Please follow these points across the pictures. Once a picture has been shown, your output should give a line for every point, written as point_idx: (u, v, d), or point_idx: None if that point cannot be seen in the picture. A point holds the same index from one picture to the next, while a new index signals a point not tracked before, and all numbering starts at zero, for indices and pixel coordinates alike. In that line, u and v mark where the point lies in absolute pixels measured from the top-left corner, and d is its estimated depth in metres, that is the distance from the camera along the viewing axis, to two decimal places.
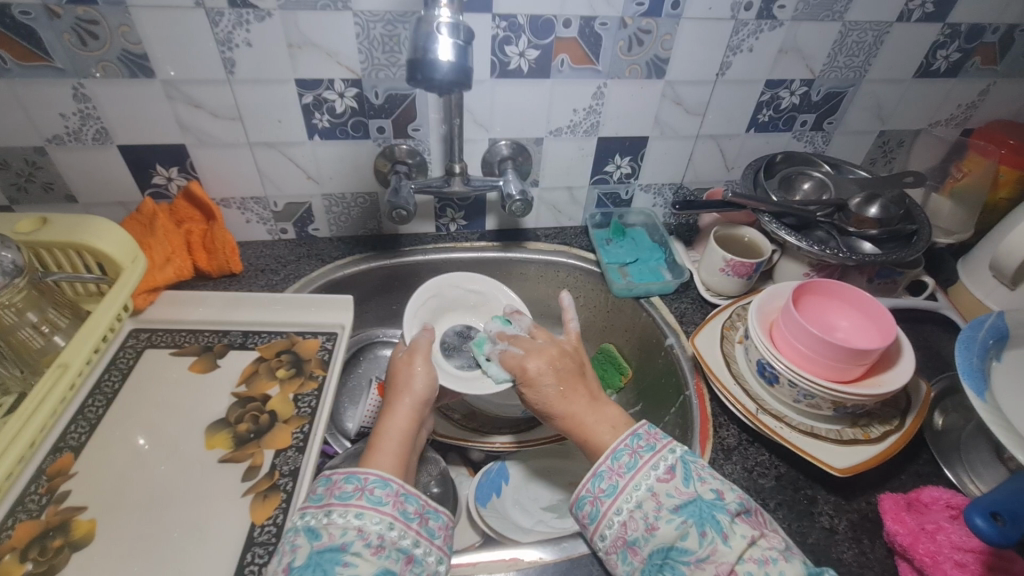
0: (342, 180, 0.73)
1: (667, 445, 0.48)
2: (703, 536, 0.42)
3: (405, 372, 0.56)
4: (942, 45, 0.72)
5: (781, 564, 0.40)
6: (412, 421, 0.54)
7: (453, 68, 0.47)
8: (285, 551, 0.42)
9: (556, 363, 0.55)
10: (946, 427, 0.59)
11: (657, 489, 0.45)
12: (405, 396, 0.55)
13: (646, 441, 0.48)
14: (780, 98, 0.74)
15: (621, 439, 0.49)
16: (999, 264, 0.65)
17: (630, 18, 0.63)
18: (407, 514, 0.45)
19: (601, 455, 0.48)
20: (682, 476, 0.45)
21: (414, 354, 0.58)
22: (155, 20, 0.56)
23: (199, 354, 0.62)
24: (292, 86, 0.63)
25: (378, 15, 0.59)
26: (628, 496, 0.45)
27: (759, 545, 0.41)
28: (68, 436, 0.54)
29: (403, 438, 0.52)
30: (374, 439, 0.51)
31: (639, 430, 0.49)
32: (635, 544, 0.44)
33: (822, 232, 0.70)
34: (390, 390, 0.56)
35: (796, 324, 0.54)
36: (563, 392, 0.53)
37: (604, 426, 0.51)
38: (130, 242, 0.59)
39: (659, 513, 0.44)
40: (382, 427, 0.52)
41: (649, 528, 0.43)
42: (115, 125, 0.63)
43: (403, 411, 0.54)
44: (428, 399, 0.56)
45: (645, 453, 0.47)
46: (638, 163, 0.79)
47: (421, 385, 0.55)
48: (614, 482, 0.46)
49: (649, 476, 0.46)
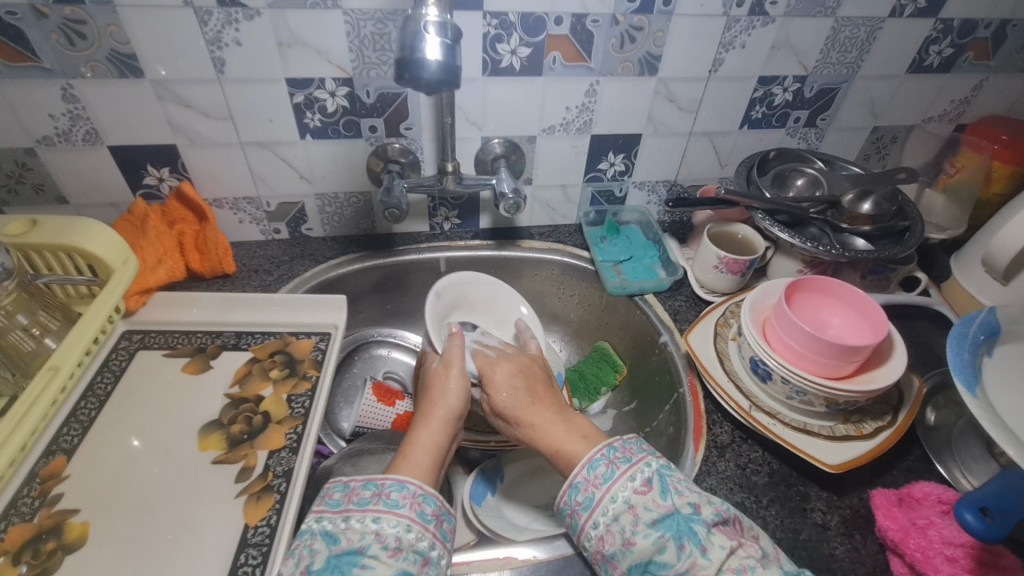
0: (334, 180, 0.73)
1: (641, 459, 0.48)
2: (681, 549, 0.42)
3: (443, 383, 0.56)
4: (935, 40, 0.72)
5: (760, 572, 0.41)
6: (447, 434, 0.53)
7: (441, 67, 0.47)
8: (302, 555, 0.42)
9: (522, 373, 0.57)
10: (938, 423, 0.59)
11: (634, 501, 0.45)
12: (439, 409, 0.54)
13: (621, 454, 0.48)
14: (773, 94, 0.74)
15: (597, 449, 0.49)
16: (991, 260, 0.65)
17: (622, 15, 0.63)
18: (425, 516, 0.45)
19: (577, 465, 0.48)
20: (659, 489, 0.45)
21: (450, 365, 0.57)
22: (144, 20, 0.55)
23: (192, 355, 0.62)
24: (283, 85, 0.62)
25: (369, 14, 0.58)
26: (604, 509, 0.45)
27: (738, 555, 0.42)
28: (60, 439, 0.53)
29: (436, 452, 0.51)
30: (403, 450, 0.51)
31: (613, 442, 0.49)
32: (614, 558, 0.44)
33: (815, 228, 0.70)
34: (425, 402, 0.55)
35: (789, 321, 0.54)
36: (531, 398, 0.55)
37: (575, 436, 0.51)
38: (121, 243, 0.59)
39: (636, 527, 0.44)
40: (416, 438, 0.51)
41: (626, 542, 0.43)
42: (105, 126, 0.62)
43: (437, 423, 0.53)
44: (462, 413, 0.55)
45: (621, 464, 0.47)
46: (632, 160, 0.79)
47: (456, 398, 0.54)
48: (590, 495, 0.46)
49: (625, 488, 0.46)
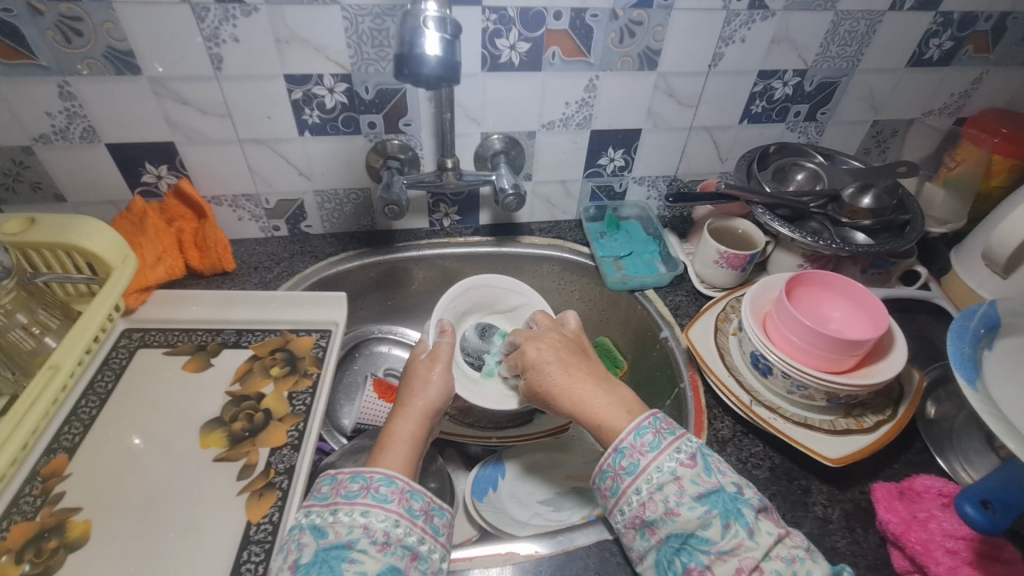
0: (333, 177, 0.72)
1: (686, 433, 0.48)
2: (727, 528, 0.42)
3: (423, 376, 0.56)
4: (935, 33, 0.71)
5: (808, 563, 0.41)
6: (422, 426, 0.53)
7: (440, 63, 0.47)
8: (291, 549, 0.42)
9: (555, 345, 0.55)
10: (938, 416, 0.60)
11: (681, 473, 0.45)
12: (419, 401, 0.54)
13: (666, 425, 0.48)
14: (773, 88, 0.74)
15: (644, 417, 0.48)
16: (991, 253, 0.65)
17: (621, 10, 0.63)
18: (412, 512, 0.44)
19: (623, 430, 0.48)
20: (703, 466, 0.45)
21: (434, 359, 0.57)
22: (140, 16, 0.55)
23: (192, 353, 0.62)
24: (281, 82, 0.62)
25: (366, 9, 0.58)
26: (648, 477, 0.45)
27: (785, 543, 0.42)
28: (60, 438, 0.53)
29: (413, 443, 0.51)
30: (381, 441, 0.51)
31: (659, 413, 0.49)
32: (653, 525, 0.44)
33: (815, 223, 0.70)
34: (406, 392, 0.55)
35: (789, 316, 0.54)
36: (565, 370, 0.52)
37: (618, 411, 0.49)
38: (120, 241, 0.58)
39: (681, 499, 0.43)
40: (393, 429, 0.51)
41: (670, 511, 0.43)
42: (102, 123, 0.62)
43: (413, 415, 0.53)
44: (440, 408, 0.55)
45: (668, 435, 0.47)
46: (631, 155, 0.79)
47: (434, 391, 0.55)
48: (635, 461, 0.46)
49: (672, 459, 0.45)
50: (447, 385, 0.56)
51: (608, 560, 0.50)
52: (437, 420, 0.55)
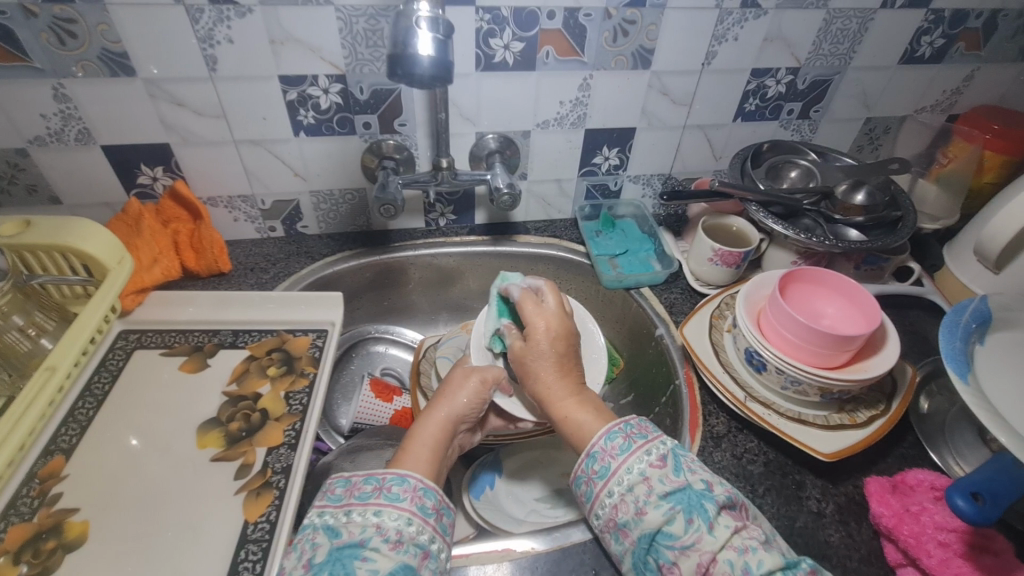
0: (329, 177, 0.73)
1: (659, 436, 0.48)
2: (689, 523, 0.42)
3: (458, 382, 0.56)
4: (926, 31, 0.72)
5: (760, 553, 0.41)
6: (445, 434, 0.53)
7: (432, 63, 0.47)
8: (304, 549, 0.42)
9: (564, 337, 0.56)
10: (931, 411, 0.60)
11: (649, 474, 0.45)
12: (445, 406, 0.54)
13: (638, 429, 0.49)
14: (766, 86, 0.74)
15: (615, 422, 0.49)
16: (983, 249, 0.66)
17: (614, 9, 0.63)
18: (426, 510, 0.45)
19: (595, 434, 0.49)
20: (673, 466, 0.46)
21: (474, 369, 0.57)
22: (135, 18, 0.55)
23: (189, 354, 0.62)
24: (276, 83, 0.62)
25: (361, 10, 0.58)
26: (619, 479, 0.46)
27: (742, 535, 0.42)
28: (58, 439, 0.53)
29: (435, 447, 0.51)
30: (404, 443, 0.51)
31: (632, 418, 0.50)
32: (626, 526, 0.45)
33: (808, 220, 0.71)
34: (436, 398, 0.55)
35: (783, 312, 0.54)
36: (561, 368, 0.54)
37: (588, 407, 0.52)
38: (116, 243, 0.58)
39: (649, 498, 0.44)
40: (416, 434, 0.52)
41: (638, 511, 0.44)
42: (98, 125, 0.62)
43: (439, 420, 0.53)
44: (466, 419, 0.54)
45: (639, 438, 0.48)
46: (626, 154, 0.79)
47: (462, 400, 0.54)
48: (606, 465, 0.47)
49: (641, 460, 0.46)
50: (478, 399, 0.55)
51: (604, 555, 0.50)
52: (460, 430, 0.55)
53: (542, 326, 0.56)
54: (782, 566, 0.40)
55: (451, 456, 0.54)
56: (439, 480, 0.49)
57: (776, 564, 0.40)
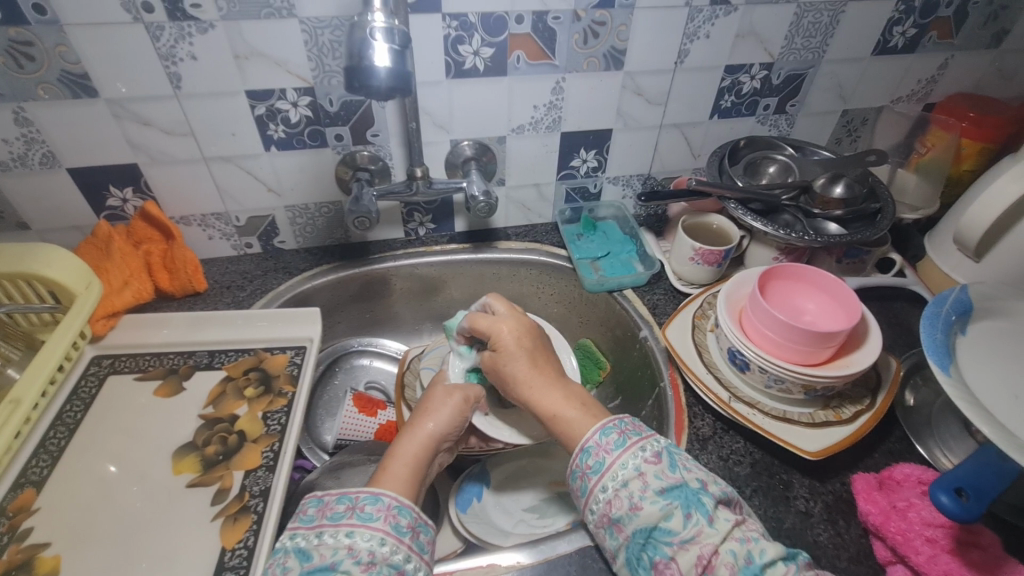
0: (303, 191, 0.72)
1: (653, 433, 0.48)
2: (688, 518, 0.42)
3: (439, 402, 0.55)
4: (897, 21, 0.72)
5: (762, 542, 0.41)
6: (427, 450, 0.51)
7: (390, 74, 0.46)
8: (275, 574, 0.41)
9: (528, 334, 0.56)
10: (917, 404, 0.60)
11: (645, 470, 0.44)
12: (429, 422, 0.53)
13: (632, 426, 0.48)
14: (740, 83, 0.74)
15: (609, 419, 0.49)
16: (962, 237, 0.65)
17: (583, 11, 0.62)
18: (400, 529, 0.43)
19: (589, 430, 0.48)
20: (668, 462, 0.45)
21: (457, 387, 0.57)
22: (94, 38, 0.54)
23: (164, 377, 0.61)
24: (243, 98, 0.61)
25: (325, 21, 0.57)
26: (613, 475, 0.45)
27: (743, 527, 0.42)
28: (28, 472, 0.52)
29: (415, 465, 0.50)
30: (385, 459, 0.50)
31: (624, 416, 0.49)
32: (620, 522, 0.44)
33: (788, 215, 0.70)
34: (419, 412, 0.54)
35: (762, 310, 0.54)
36: (532, 363, 0.54)
37: (573, 402, 0.51)
38: (83, 268, 0.57)
39: (645, 493, 0.43)
40: (397, 450, 0.51)
41: (633, 507, 0.43)
42: (62, 148, 0.61)
43: (421, 436, 0.52)
44: (449, 437, 0.53)
45: (632, 436, 0.47)
46: (604, 155, 0.78)
47: (443, 418, 0.53)
48: (600, 460, 0.46)
49: (636, 456, 0.45)
50: (457, 418, 0.54)
51: (590, 566, 0.50)
52: (442, 449, 0.54)
53: (502, 335, 0.56)
54: (784, 556, 0.40)
55: (432, 475, 0.53)
56: (417, 498, 0.48)
57: (779, 553, 0.40)
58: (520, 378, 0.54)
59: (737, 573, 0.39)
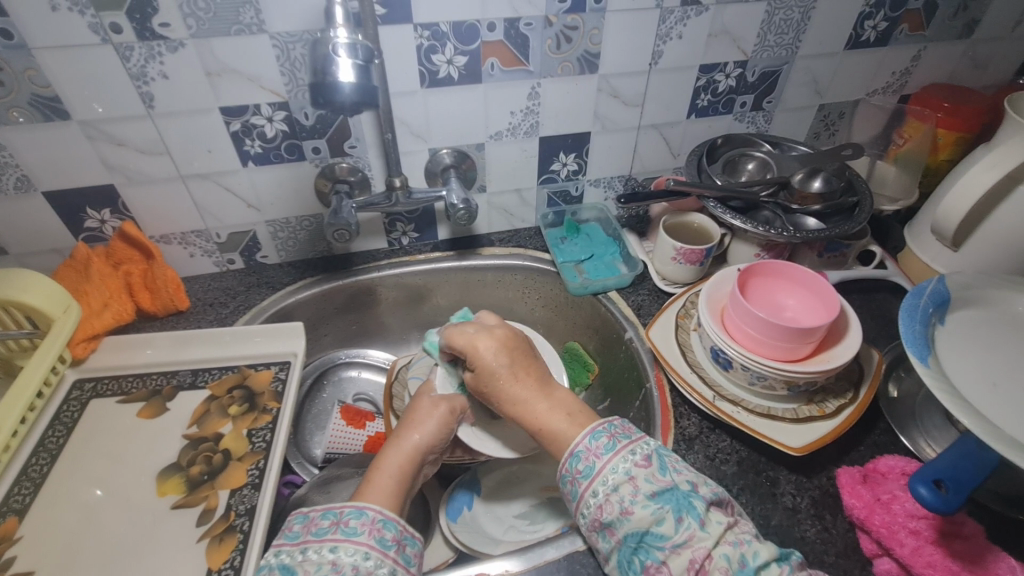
0: (284, 206, 0.71)
1: (641, 437, 0.48)
2: (680, 521, 0.42)
3: (425, 412, 0.55)
4: (868, 15, 0.72)
5: (755, 544, 0.41)
6: (412, 461, 0.51)
7: (355, 88, 0.46)
8: None
9: (504, 347, 0.54)
10: (900, 395, 0.60)
11: (635, 474, 0.44)
12: (415, 433, 0.53)
13: (621, 430, 0.48)
14: (716, 81, 0.74)
15: (598, 423, 0.49)
16: (940, 228, 0.66)
17: (554, 16, 0.63)
18: (384, 542, 0.43)
19: (578, 435, 0.48)
20: (658, 465, 0.45)
21: (443, 399, 0.56)
22: (63, 60, 0.54)
23: (147, 399, 0.61)
24: (217, 115, 0.61)
25: (296, 35, 0.57)
26: (604, 479, 0.45)
27: (735, 530, 0.42)
28: (10, 500, 0.51)
29: (402, 476, 0.50)
30: (370, 468, 0.50)
31: (614, 420, 0.49)
32: (611, 526, 0.44)
33: (767, 211, 0.70)
34: (405, 421, 0.54)
35: (743, 308, 0.54)
36: (516, 379, 0.53)
37: (558, 414, 0.51)
38: (61, 291, 0.57)
39: (636, 497, 0.43)
40: (382, 462, 0.50)
41: (624, 511, 0.43)
42: (36, 171, 0.60)
43: (406, 449, 0.52)
44: (435, 448, 0.54)
45: (622, 439, 0.47)
46: (584, 159, 0.79)
47: (429, 429, 0.53)
48: (590, 464, 0.46)
49: (626, 460, 0.45)
50: (442, 431, 0.54)
51: (578, 571, 0.50)
52: (427, 461, 0.54)
53: (479, 353, 0.53)
54: (776, 556, 0.41)
55: (420, 483, 0.53)
56: (402, 508, 0.48)
57: (771, 553, 0.41)
58: (502, 392, 0.52)
59: None
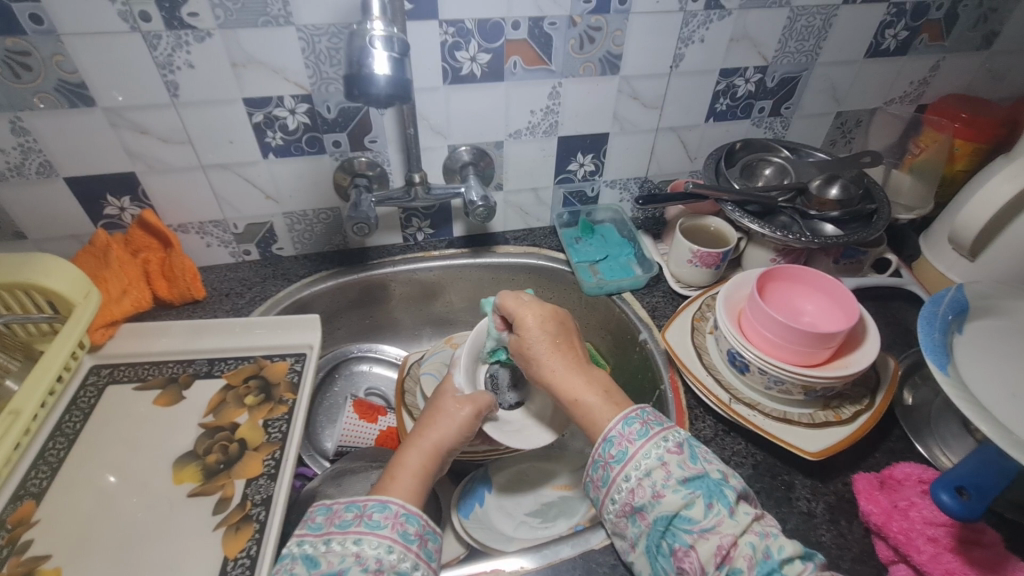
0: (302, 198, 0.72)
1: (673, 425, 0.48)
2: (709, 507, 0.42)
3: (449, 411, 0.54)
4: (890, 24, 0.73)
5: (780, 538, 0.41)
6: (433, 462, 0.51)
7: (389, 81, 0.47)
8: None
9: (551, 318, 0.56)
10: (916, 403, 0.60)
11: (668, 458, 0.45)
12: (436, 434, 0.52)
13: (654, 417, 0.48)
14: (735, 86, 0.74)
15: (632, 408, 0.49)
16: (958, 238, 0.65)
17: (578, 16, 0.63)
18: (407, 536, 0.43)
19: (612, 419, 0.48)
20: (690, 454, 0.45)
21: (467, 399, 0.55)
22: (92, 47, 0.54)
23: (164, 387, 0.61)
24: (240, 106, 0.61)
25: (322, 29, 0.58)
26: (637, 463, 0.45)
27: (761, 522, 0.42)
28: (28, 484, 0.52)
29: (423, 477, 0.49)
30: (390, 467, 0.50)
31: (646, 407, 0.49)
32: (642, 510, 0.44)
33: (785, 216, 0.70)
34: (428, 420, 0.54)
35: (761, 312, 0.54)
36: (557, 346, 0.54)
37: (596, 389, 0.51)
38: (82, 276, 0.57)
39: (668, 482, 0.43)
40: (403, 460, 0.50)
41: (656, 494, 0.43)
42: (58, 157, 0.61)
43: (426, 448, 0.51)
44: (456, 448, 0.53)
45: (655, 425, 0.47)
46: (601, 160, 0.79)
47: (453, 430, 0.53)
48: (623, 449, 0.46)
49: (659, 446, 0.45)
50: (464, 432, 0.53)
51: (595, 569, 0.50)
52: (448, 461, 0.53)
53: (526, 318, 0.55)
54: (801, 553, 0.40)
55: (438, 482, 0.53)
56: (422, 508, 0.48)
57: (797, 549, 0.40)
58: (544, 360, 0.54)
59: (756, 566, 0.39)
